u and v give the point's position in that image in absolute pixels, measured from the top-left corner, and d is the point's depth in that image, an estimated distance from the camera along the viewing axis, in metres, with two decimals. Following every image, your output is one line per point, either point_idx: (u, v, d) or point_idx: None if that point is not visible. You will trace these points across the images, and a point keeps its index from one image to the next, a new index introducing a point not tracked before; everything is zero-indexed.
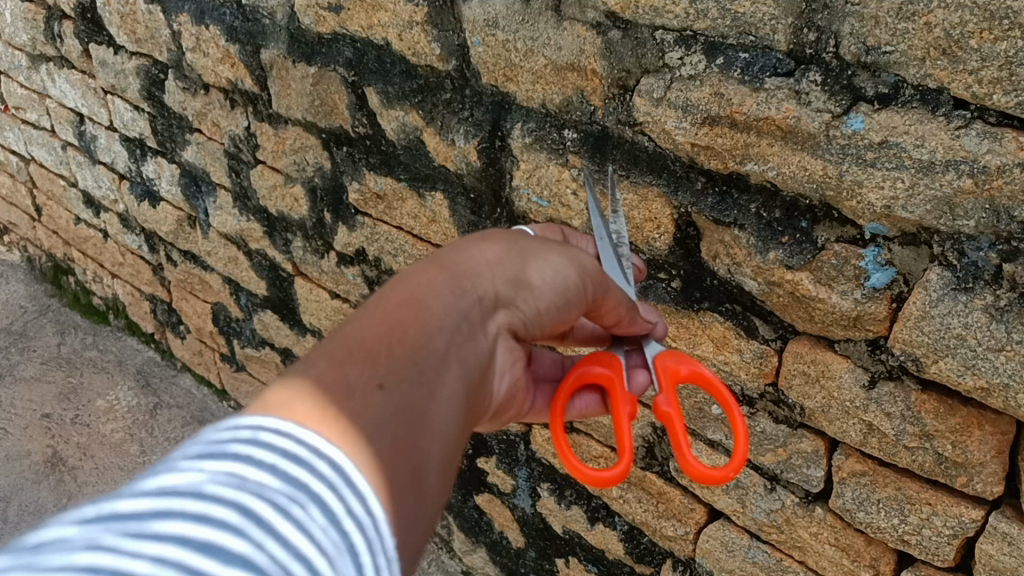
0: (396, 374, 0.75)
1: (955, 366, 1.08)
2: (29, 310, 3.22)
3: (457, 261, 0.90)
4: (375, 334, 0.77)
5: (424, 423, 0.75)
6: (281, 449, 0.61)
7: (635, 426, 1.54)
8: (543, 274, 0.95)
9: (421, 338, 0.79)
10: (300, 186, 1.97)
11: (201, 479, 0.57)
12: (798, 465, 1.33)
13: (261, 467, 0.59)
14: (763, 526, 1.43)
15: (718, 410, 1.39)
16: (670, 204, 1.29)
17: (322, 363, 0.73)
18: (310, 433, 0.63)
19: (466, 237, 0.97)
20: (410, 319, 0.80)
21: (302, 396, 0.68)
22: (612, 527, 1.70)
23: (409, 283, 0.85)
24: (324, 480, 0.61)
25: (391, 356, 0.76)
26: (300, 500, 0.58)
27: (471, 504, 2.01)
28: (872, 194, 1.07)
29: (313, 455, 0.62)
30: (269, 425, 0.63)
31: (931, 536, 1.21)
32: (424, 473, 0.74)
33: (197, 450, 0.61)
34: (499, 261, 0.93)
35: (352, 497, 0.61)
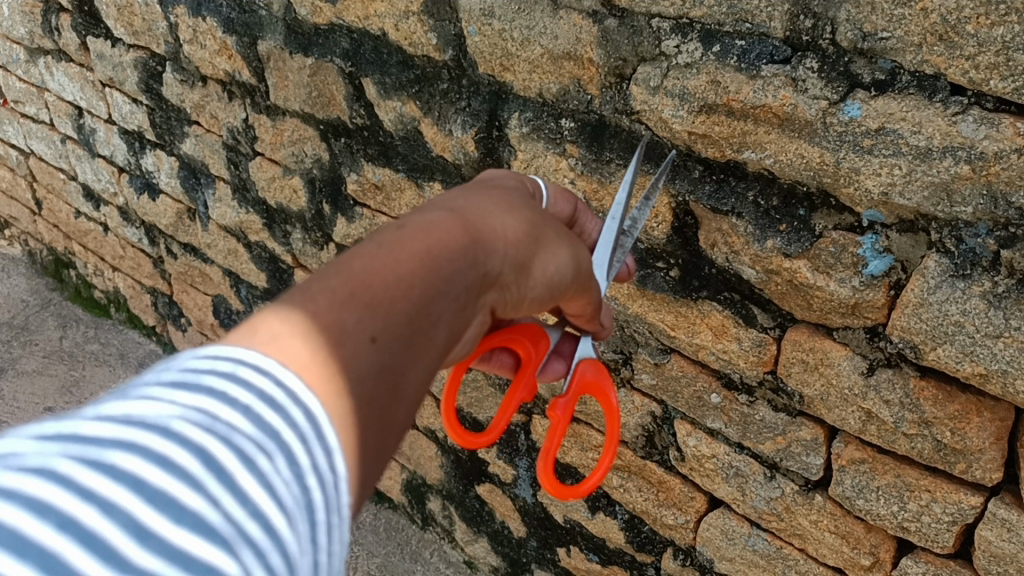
0: (391, 336, 0.68)
1: (953, 353, 1.07)
2: (31, 304, 3.23)
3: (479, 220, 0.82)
4: (382, 285, 0.69)
5: (398, 394, 0.69)
6: (259, 390, 0.56)
7: (635, 416, 1.54)
8: (549, 265, 0.88)
9: (425, 301, 0.72)
10: (299, 178, 1.97)
11: (170, 414, 0.53)
12: (798, 453, 1.33)
13: (235, 406, 0.55)
14: (763, 514, 1.43)
15: (717, 399, 1.39)
16: (667, 193, 1.29)
17: (321, 301, 0.66)
18: (290, 379, 0.59)
19: (499, 195, 0.90)
20: (420, 276, 0.72)
21: (290, 339, 0.61)
22: (613, 516, 1.70)
23: (427, 229, 0.77)
24: (296, 430, 0.57)
25: (390, 313, 0.69)
26: (268, 449, 0.54)
27: (473, 494, 2.01)
28: (869, 181, 1.06)
29: (290, 402, 0.57)
30: (250, 360, 0.58)
31: (930, 523, 1.21)
32: (379, 452, 0.67)
33: (174, 373, 0.57)
34: (518, 237, 0.85)
35: (321, 454, 0.57)
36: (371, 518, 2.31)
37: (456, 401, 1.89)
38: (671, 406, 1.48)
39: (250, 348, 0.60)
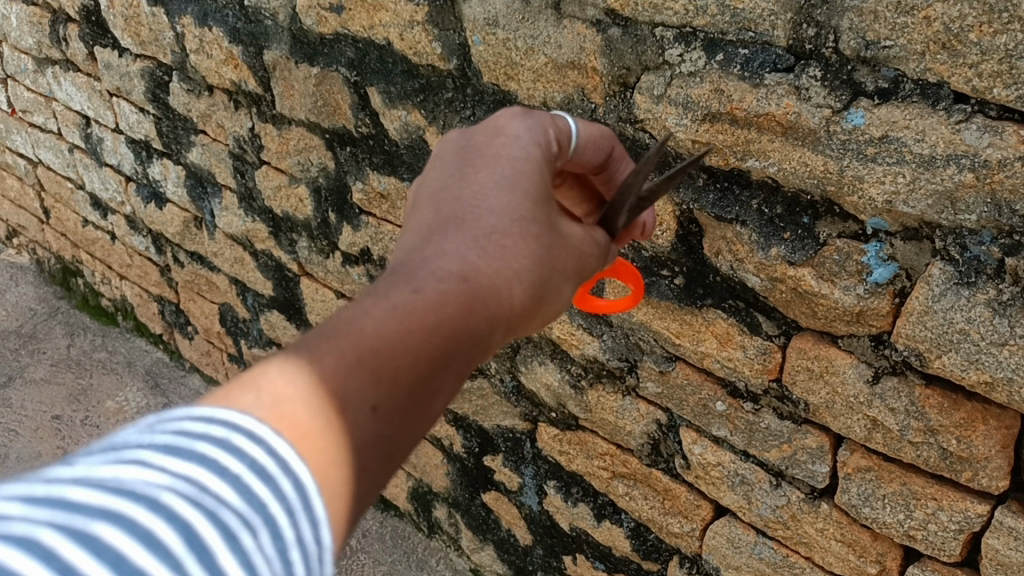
0: (392, 406, 0.71)
1: (958, 361, 1.07)
2: (39, 312, 3.24)
3: (488, 264, 0.83)
4: (386, 350, 0.71)
5: (397, 458, 0.73)
6: (250, 460, 0.58)
7: (639, 424, 1.54)
8: (552, 296, 0.90)
9: (430, 363, 0.74)
10: (304, 186, 1.98)
11: (159, 483, 0.54)
12: (803, 461, 1.32)
13: (224, 478, 0.56)
14: (769, 522, 1.42)
15: (722, 407, 1.39)
16: (672, 201, 1.29)
17: (326, 369, 0.68)
18: (283, 449, 0.60)
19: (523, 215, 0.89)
20: (425, 339, 0.74)
21: (294, 411, 0.64)
22: (619, 524, 1.69)
23: (434, 283, 0.78)
24: (283, 503, 0.58)
25: (393, 382, 0.71)
26: (252, 525, 0.55)
27: (479, 502, 2.01)
28: (872, 190, 1.06)
29: (280, 472, 0.59)
30: (243, 426, 0.59)
31: (937, 531, 1.21)
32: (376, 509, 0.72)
33: (165, 436, 0.58)
34: (529, 280, 0.86)
35: (307, 525, 0.59)
36: (377, 526, 2.31)
37: (461, 409, 1.89)
38: (676, 414, 1.48)
39: (248, 414, 0.61)
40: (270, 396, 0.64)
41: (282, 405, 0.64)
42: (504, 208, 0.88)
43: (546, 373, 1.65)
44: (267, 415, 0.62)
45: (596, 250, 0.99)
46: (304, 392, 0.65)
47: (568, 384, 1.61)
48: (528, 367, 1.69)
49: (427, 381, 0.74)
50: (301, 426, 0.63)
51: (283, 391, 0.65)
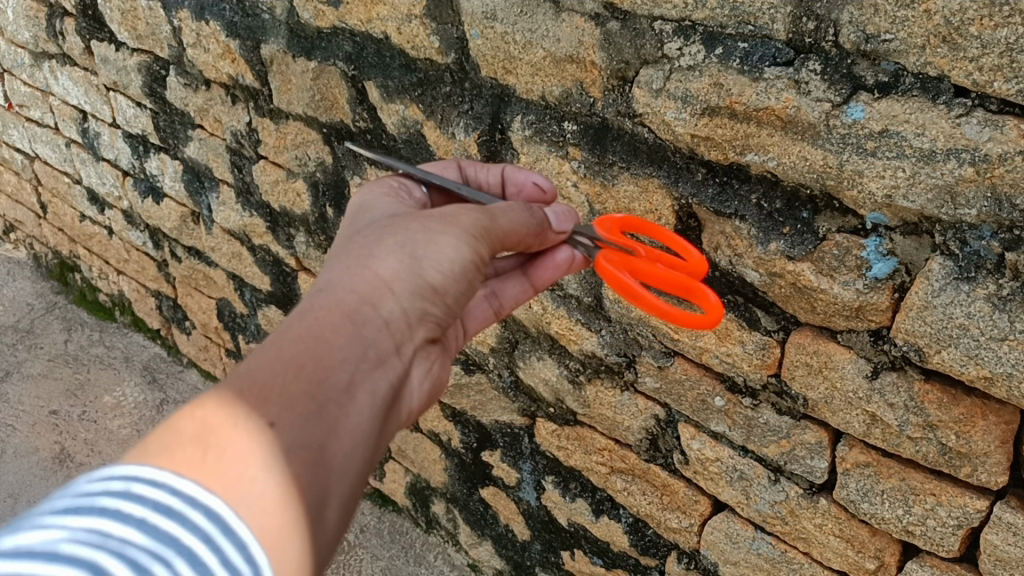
0: (289, 413, 0.79)
1: (958, 356, 1.07)
2: (37, 307, 3.23)
3: (358, 283, 0.94)
4: (264, 374, 0.81)
5: (323, 453, 0.80)
6: (153, 501, 0.65)
7: (638, 419, 1.53)
8: (441, 268, 0.98)
9: (316, 370, 0.83)
10: (302, 181, 1.97)
11: (60, 538, 0.60)
12: (802, 456, 1.32)
13: (129, 522, 0.62)
14: (767, 517, 1.42)
15: (721, 402, 1.39)
16: (670, 196, 1.29)
17: (214, 405, 0.77)
18: (187, 482, 0.67)
19: (382, 238, 0.99)
20: (305, 353, 0.84)
21: (191, 447, 0.73)
22: (617, 519, 1.69)
23: (307, 315, 0.89)
24: (197, 532, 0.64)
25: (283, 394, 0.80)
26: (165, 556, 0.61)
27: (477, 497, 2.01)
28: (873, 184, 1.06)
29: (189, 506, 0.66)
30: (144, 475, 0.67)
31: (936, 527, 1.20)
32: (330, 499, 0.80)
33: (69, 500, 0.65)
34: (403, 274, 0.96)
35: (227, 546, 0.65)
36: (375, 521, 2.30)
37: (459, 404, 1.89)
38: (675, 409, 1.47)
39: (145, 462, 0.69)
40: (166, 442, 0.73)
41: (172, 447, 0.73)
42: (365, 247, 0.98)
43: (544, 369, 1.65)
44: (157, 456, 0.70)
45: (491, 212, 1.05)
46: (196, 430, 0.75)
47: (566, 379, 1.61)
48: (527, 362, 1.68)
49: (321, 384, 0.83)
50: (198, 456, 0.72)
51: (177, 435, 0.74)
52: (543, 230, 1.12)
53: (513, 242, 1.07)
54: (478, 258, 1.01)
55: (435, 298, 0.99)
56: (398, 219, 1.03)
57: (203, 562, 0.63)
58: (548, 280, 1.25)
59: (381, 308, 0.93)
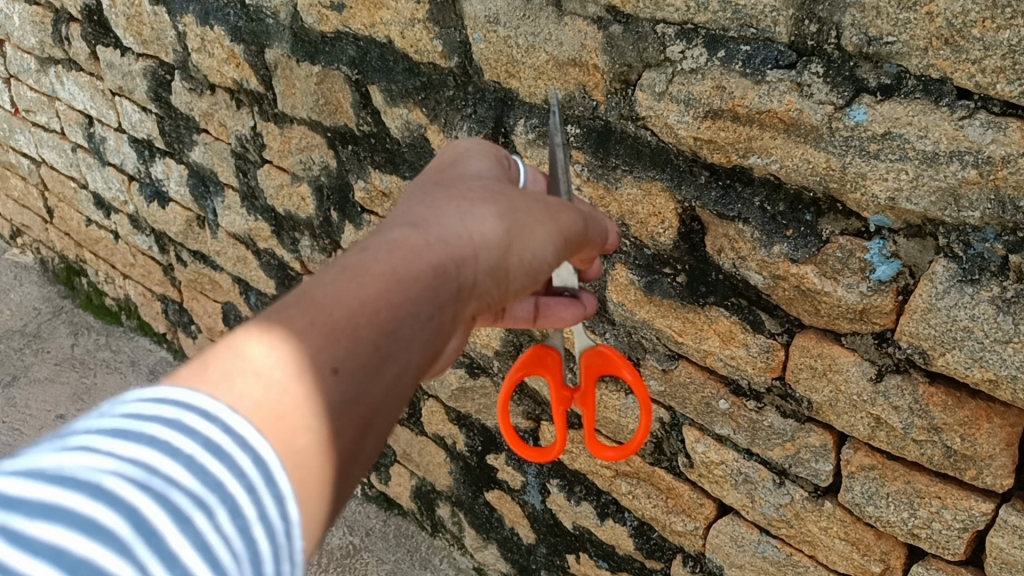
0: (353, 368, 0.72)
1: (962, 359, 1.07)
2: (43, 312, 3.24)
3: (447, 234, 0.88)
4: (342, 310, 0.74)
5: (368, 421, 0.74)
6: (204, 438, 0.59)
7: (643, 423, 1.54)
8: (524, 256, 0.93)
9: (390, 320, 0.77)
10: (307, 185, 1.97)
11: (103, 468, 0.56)
12: (807, 459, 1.32)
13: (177, 460, 0.58)
14: (772, 520, 1.42)
15: (725, 405, 1.38)
16: (674, 199, 1.29)
17: (286, 332, 0.71)
18: (242, 424, 0.62)
19: (477, 194, 0.94)
20: (384, 300, 0.77)
21: (255, 380, 0.67)
22: (622, 522, 1.69)
23: (392, 250, 0.82)
24: (243, 481, 0.59)
25: (355, 342, 0.73)
26: (208, 506, 0.57)
27: (482, 500, 2.01)
28: (875, 186, 1.06)
29: (237, 449, 0.60)
30: (196, 405, 0.61)
31: (941, 530, 1.20)
32: (357, 466, 0.74)
33: (115, 419, 0.60)
34: (492, 243, 0.90)
35: (270, 501, 0.61)
36: (380, 525, 2.31)
37: (464, 407, 1.89)
38: (679, 412, 1.47)
39: (206, 389, 0.64)
40: (230, 367, 0.67)
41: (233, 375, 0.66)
42: (465, 206, 0.92)
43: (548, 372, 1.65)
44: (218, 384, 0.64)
45: (583, 221, 1.03)
46: (260, 359, 0.69)
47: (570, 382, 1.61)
48: None
49: (388, 340, 0.76)
50: (258, 394, 0.66)
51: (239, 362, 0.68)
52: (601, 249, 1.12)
53: (586, 250, 1.06)
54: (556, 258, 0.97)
55: (502, 280, 0.93)
56: (497, 187, 0.97)
57: (243, 515, 0.59)
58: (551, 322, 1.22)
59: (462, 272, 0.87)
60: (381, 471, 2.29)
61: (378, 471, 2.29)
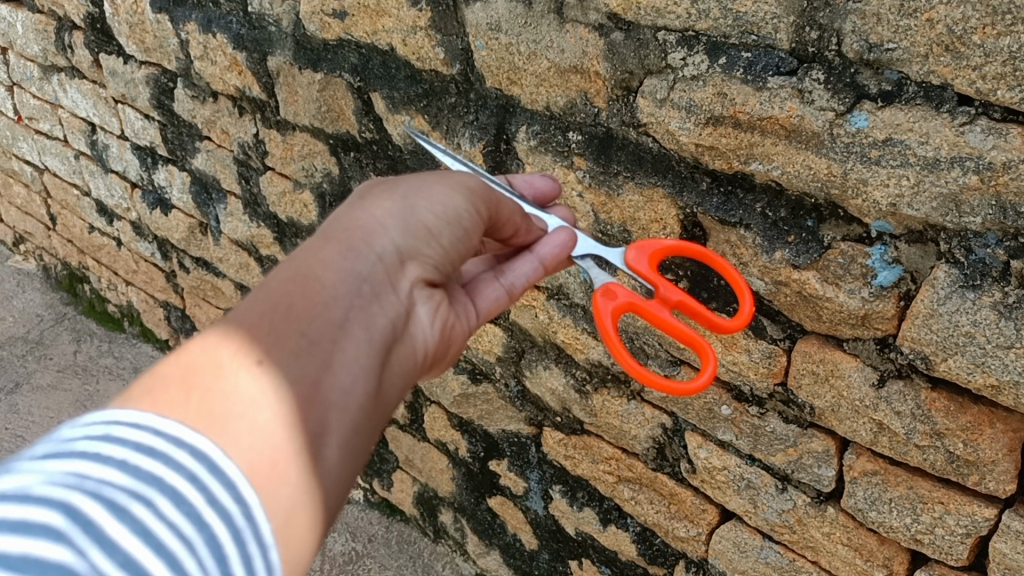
0: (272, 350, 0.78)
1: (964, 364, 1.07)
2: (46, 318, 3.25)
3: (349, 227, 0.94)
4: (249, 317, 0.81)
5: (316, 392, 0.80)
6: (135, 442, 0.65)
7: (645, 428, 1.54)
8: (434, 211, 0.99)
9: (304, 309, 0.83)
10: (309, 192, 1.98)
11: (35, 480, 0.61)
12: (809, 465, 1.32)
13: (111, 463, 0.63)
14: (775, 526, 1.42)
15: (728, 411, 1.38)
16: (675, 205, 1.29)
17: (200, 352, 0.78)
18: (169, 423, 0.67)
19: (362, 195, 1.01)
20: (293, 294, 0.84)
21: (176, 388, 0.73)
22: (625, 528, 1.69)
23: (298, 259, 0.89)
24: (182, 472, 0.64)
25: (271, 333, 0.80)
26: (145, 497, 0.62)
27: (484, 506, 2.01)
28: (877, 192, 1.06)
29: (173, 446, 0.66)
30: (124, 419, 0.67)
31: (944, 535, 1.20)
32: (327, 434, 0.80)
33: (49, 446, 0.65)
34: (394, 217, 0.96)
35: (214, 485, 0.66)
36: (382, 531, 2.31)
37: (467, 413, 1.89)
38: (681, 418, 1.47)
39: (127, 406, 0.70)
40: (149, 387, 0.73)
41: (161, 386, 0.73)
42: (358, 205, 0.98)
43: (550, 377, 1.65)
44: (140, 399, 0.71)
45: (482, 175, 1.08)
46: (178, 374, 0.75)
47: (572, 388, 1.61)
48: (533, 371, 1.68)
49: (311, 321, 0.83)
50: (181, 398, 0.71)
51: (163, 377, 0.74)
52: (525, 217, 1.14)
53: (507, 218, 1.10)
54: (473, 207, 1.02)
55: (429, 240, 0.98)
56: (386, 180, 1.04)
57: (187, 501, 0.63)
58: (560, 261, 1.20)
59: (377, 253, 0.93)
60: (384, 477, 2.29)
61: (380, 477, 2.29)
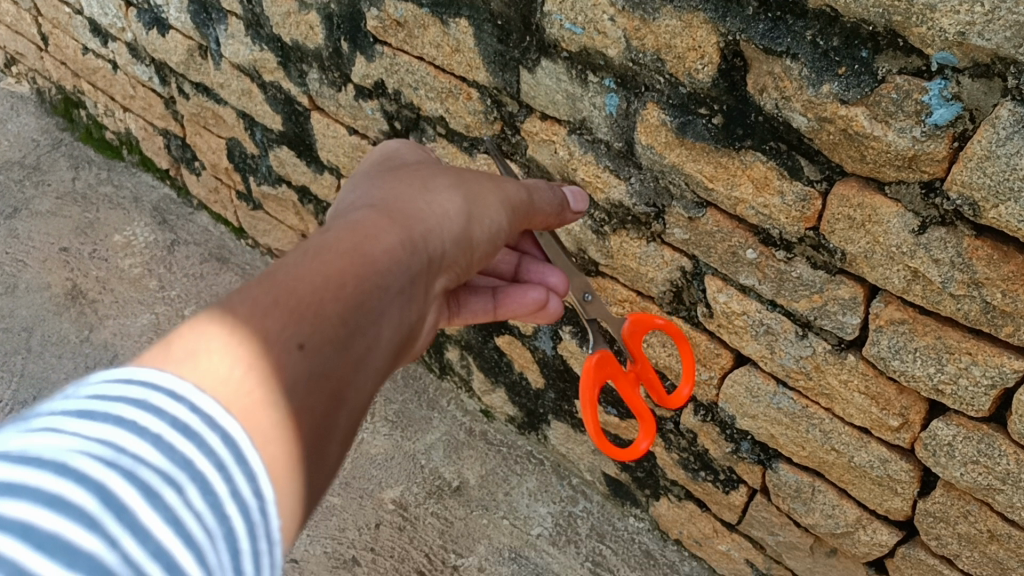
0: (318, 341, 0.76)
1: (1016, 212, 1.02)
2: (42, 144, 3.15)
3: (407, 213, 0.98)
4: (306, 286, 0.78)
5: (338, 392, 0.78)
6: (171, 417, 0.61)
7: (663, 271, 1.50)
8: (485, 228, 1.07)
9: (354, 296, 0.82)
10: (315, 13, 1.85)
11: (72, 447, 0.57)
12: (834, 312, 1.28)
13: (145, 438, 0.59)
14: (790, 373, 1.40)
15: (753, 255, 1.34)
16: (716, 32, 1.19)
17: (246, 313, 0.73)
18: (208, 401, 0.63)
19: (422, 180, 1.05)
20: (347, 271, 0.83)
21: (216, 355, 0.69)
22: (634, 370, 1.68)
23: (357, 232, 0.89)
24: (211, 458, 0.61)
25: (319, 314, 0.78)
26: (177, 483, 0.58)
27: (492, 345, 2.00)
28: (945, 20, 0.97)
29: (206, 428, 0.62)
30: (164, 385, 0.62)
31: (968, 386, 1.18)
32: (333, 440, 0.77)
33: (81, 401, 0.61)
34: (449, 218, 1.01)
35: (241, 477, 0.62)
36: None
37: None
38: (702, 261, 1.43)
39: (165, 369, 0.65)
40: (189, 348, 0.69)
41: (218, 344, 0.70)
42: (415, 194, 1.02)
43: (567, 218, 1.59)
44: (183, 362, 0.67)
45: (527, 191, 1.17)
46: (222, 337, 0.71)
47: (589, 228, 1.56)
48: None
49: (354, 311, 0.82)
50: (223, 371, 0.68)
51: (205, 339, 0.70)
52: (560, 215, 1.26)
53: (540, 219, 1.21)
54: (507, 228, 1.11)
55: (465, 252, 1.04)
56: (442, 172, 1.09)
57: (212, 491, 0.60)
58: (511, 311, 1.33)
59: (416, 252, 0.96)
60: None
61: None
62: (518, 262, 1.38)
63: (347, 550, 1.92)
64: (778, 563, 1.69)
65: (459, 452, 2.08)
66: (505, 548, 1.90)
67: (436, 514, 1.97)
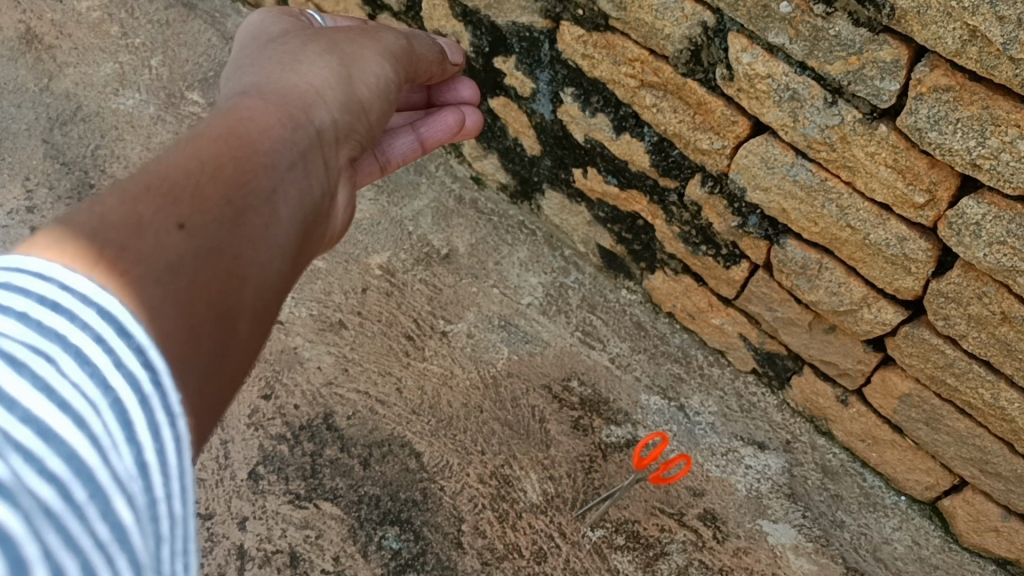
0: (201, 221, 0.75)
1: None
2: None
3: (285, 90, 1.05)
4: (183, 168, 0.79)
5: (237, 269, 0.77)
6: (38, 294, 0.58)
7: (682, 27, 1.35)
8: (369, 83, 1.16)
9: (237, 176, 0.83)
10: None
11: None
12: (871, 78, 1.16)
13: (8, 315, 0.56)
14: (812, 144, 1.29)
15: (787, 9, 1.19)
16: None
17: (123, 196, 0.73)
18: (79, 276, 0.61)
19: (299, 49, 1.13)
20: (226, 152, 0.84)
21: (93, 233, 0.68)
22: (640, 138, 1.57)
23: (237, 115, 0.93)
24: (87, 330, 0.57)
25: (200, 193, 0.78)
26: (47, 355, 0.56)
27: (485, 108, 1.86)
28: None
29: (79, 303, 0.58)
30: (31, 269, 0.60)
31: (1009, 162, 1.09)
32: (240, 318, 0.76)
33: None
34: (326, 87, 1.09)
35: (125, 349, 0.58)
36: None
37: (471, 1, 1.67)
38: (728, 17, 1.28)
39: (32, 254, 0.63)
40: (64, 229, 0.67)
41: (99, 226, 0.69)
42: (293, 68, 1.09)
43: None
44: (53, 242, 0.65)
45: (407, 40, 1.29)
46: (99, 219, 0.70)
47: None
48: None
49: (240, 189, 0.82)
50: (102, 249, 0.66)
51: (80, 220, 0.69)
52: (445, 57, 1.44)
53: (426, 64, 1.36)
54: (394, 80, 1.21)
55: (360, 116, 1.13)
56: (315, 36, 1.17)
57: (91, 362, 0.56)
58: (435, 140, 1.50)
59: (309, 130, 1.00)
60: None
61: None
62: (428, 96, 1.57)
63: (334, 314, 1.87)
64: (772, 338, 1.68)
65: (447, 220, 2.00)
66: (494, 316, 1.87)
67: (425, 281, 1.92)
